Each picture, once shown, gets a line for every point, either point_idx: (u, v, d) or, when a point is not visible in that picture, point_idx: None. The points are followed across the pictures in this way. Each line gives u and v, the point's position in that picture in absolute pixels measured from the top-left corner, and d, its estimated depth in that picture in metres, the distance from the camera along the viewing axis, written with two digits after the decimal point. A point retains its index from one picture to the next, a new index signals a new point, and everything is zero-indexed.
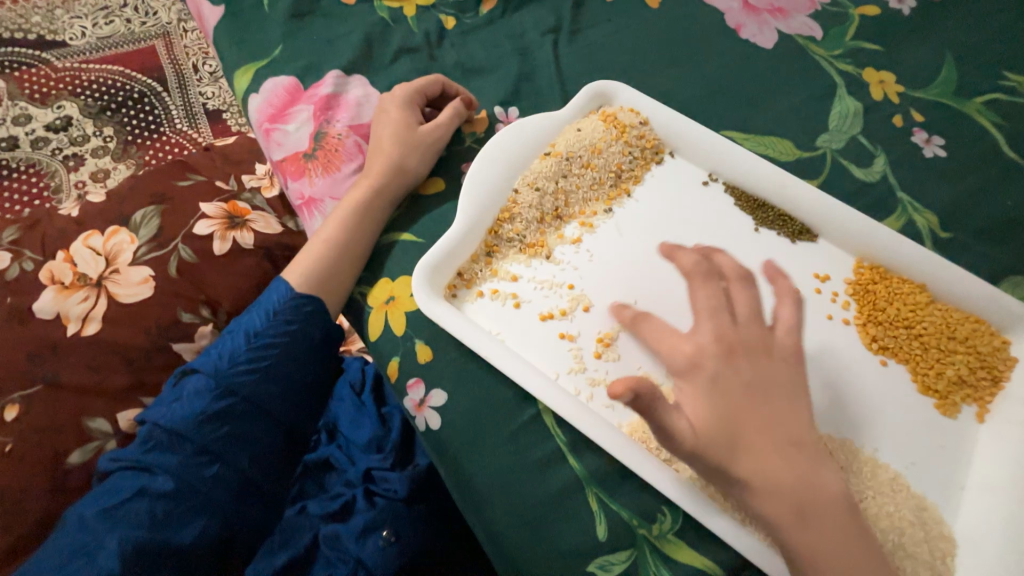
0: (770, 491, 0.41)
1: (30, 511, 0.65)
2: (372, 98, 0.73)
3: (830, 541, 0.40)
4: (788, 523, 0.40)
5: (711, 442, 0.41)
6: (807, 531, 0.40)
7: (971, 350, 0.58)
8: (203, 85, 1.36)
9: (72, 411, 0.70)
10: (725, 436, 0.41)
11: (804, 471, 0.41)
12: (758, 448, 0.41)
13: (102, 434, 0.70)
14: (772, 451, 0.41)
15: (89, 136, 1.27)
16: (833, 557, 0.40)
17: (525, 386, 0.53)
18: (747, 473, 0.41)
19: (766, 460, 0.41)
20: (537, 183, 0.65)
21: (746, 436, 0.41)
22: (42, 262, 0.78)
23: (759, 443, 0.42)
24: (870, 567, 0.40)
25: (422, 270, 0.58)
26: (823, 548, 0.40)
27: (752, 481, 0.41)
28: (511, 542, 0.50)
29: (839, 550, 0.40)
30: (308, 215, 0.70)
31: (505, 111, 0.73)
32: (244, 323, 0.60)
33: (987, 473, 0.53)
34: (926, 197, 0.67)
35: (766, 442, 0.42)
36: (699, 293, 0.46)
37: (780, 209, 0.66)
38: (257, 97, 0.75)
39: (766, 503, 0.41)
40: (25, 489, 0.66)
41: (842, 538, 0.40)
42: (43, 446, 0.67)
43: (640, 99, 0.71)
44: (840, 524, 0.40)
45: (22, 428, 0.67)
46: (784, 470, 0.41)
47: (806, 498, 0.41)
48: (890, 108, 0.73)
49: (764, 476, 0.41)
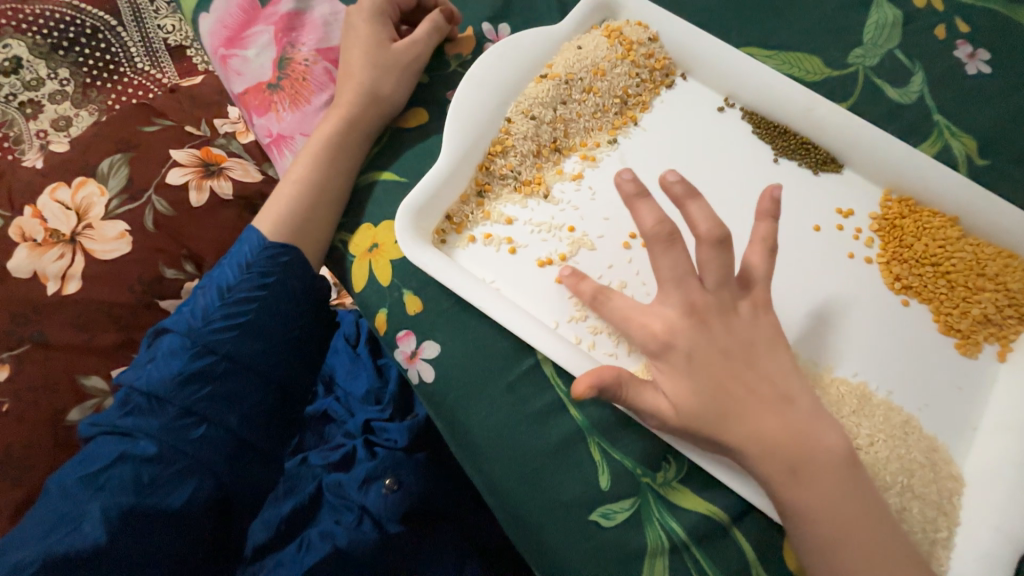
0: (763, 449, 0.39)
1: (36, 468, 0.64)
2: (341, 15, 0.63)
3: (830, 500, 0.38)
4: (783, 480, 0.39)
5: (693, 409, 0.40)
6: (799, 491, 0.38)
7: (1001, 287, 0.54)
8: (161, 17, 1.21)
9: (64, 370, 0.67)
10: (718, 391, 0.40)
11: (799, 427, 0.39)
12: (745, 407, 0.40)
13: (99, 392, 0.68)
14: (765, 409, 0.40)
15: (43, 79, 1.15)
16: (830, 515, 0.38)
17: (523, 336, 0.49)
18: (737, 435, 0.40)
19: (759, 419, 0.39)
20: (532, 111, 0.58)
21: (731, 398, 0.40)
22: (9, 218, 0.72)
23: (752, 405, 0.40)
24: (866, 526, 0.38)
25: (405, 213, 0.52)
26: (819, 507, 0.38)
27: (742, 439, 0.40)
28: (511, 494, 0.49)
29: (836, 509, 0.38)
30: (277, 154, 0.62)
31: (494, 28, 0.63)
32: (216, 278, 0.55)
33: (1003, 413, 0.50)
34: (962, 120, 0.60)
35: (755, 400, 0.40)
36: (696, 242, 0.40)
37: (804, 136, 0.59)
38: (209, 17, 0.65)
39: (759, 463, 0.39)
40: (29, 445, 0.64)
41: (844, 497, 0.38)
42: (40, 404, 0.65)
43: (651, 10, 0.62)
44: (833, 480, 0.38)
45: (12, 388, 0.65)
46: (777, 428, 0.39)
47: (797, 449, 0.39)
48: (933, 17, 0.63)
49: (757, 435, 0.39)
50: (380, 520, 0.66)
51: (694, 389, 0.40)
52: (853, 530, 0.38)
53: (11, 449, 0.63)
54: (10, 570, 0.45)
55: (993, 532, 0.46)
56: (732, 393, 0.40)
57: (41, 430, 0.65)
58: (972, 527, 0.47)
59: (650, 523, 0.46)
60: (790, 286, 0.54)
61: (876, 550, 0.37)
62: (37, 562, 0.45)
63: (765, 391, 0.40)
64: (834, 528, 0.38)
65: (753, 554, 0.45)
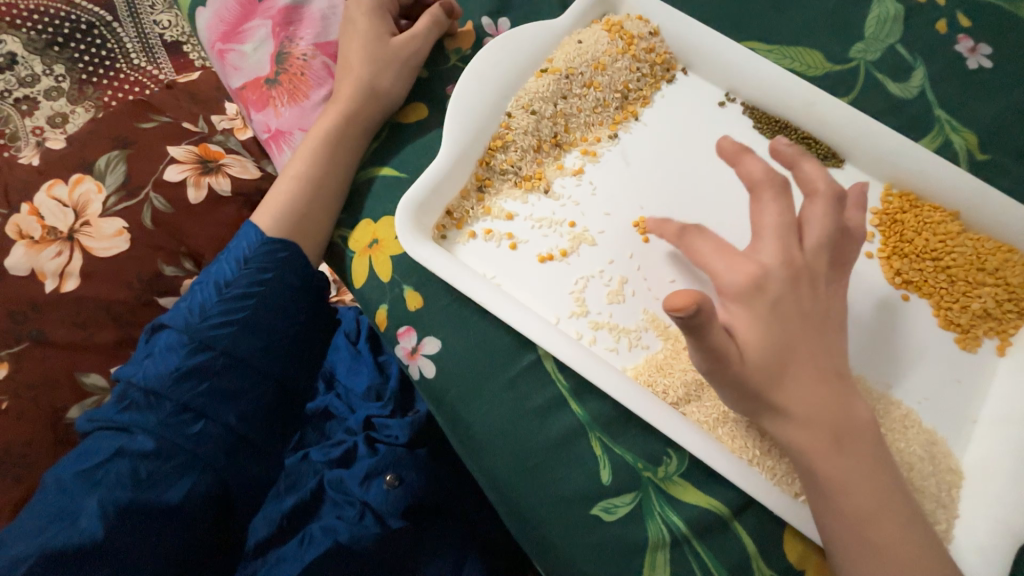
0: (808, 416, 0.39)
1: (37, 466, 0.64)
2: (339, 9, 0.63)
3: (864, 474, 0.39)
4: (822, 450, 0.39)
5: (760, 367, 0.39)
6: (836, 462, 0.39)
7: (1001, 282, 0.54)
8: (157, 13, 1.20)
9: (64, 367, 0.67)
10: (775, 362, 0.39)
11: (842, 401, 0.40)
12: (798, 375, 0.39)
13: (99, 389, 0.68)
14: (816, 379, 0.39)
15: (39, 75, 1.14)
16: (862, 489, 0.38)
17: (524, 331, 0.49)
18: (785, 402, 0.39)
19: (807, 390, 0.39)
20: (532, 105, 0.58)
21: (794, 365, 0.39)
22: (6, 215, 0.72)
23: (800, 372, 0.39)
24: (894, 501, 0.38)
25: (405, 208, 0.52)
26: (853, 479, 0.38)
27: (789, 406, 0.39)
28: (511, 489, 0.49)
29: (868, 483, 0.38)
30: (276, 150, 0.62)
31: (494, 22, 0.63)
32: (214, 273, 0.55)
33: (1002, 406, 0.51)
34: (963, 114, 0.60)
35: (808, 371, 0.39)
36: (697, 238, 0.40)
37: (805, 131, 0.59)
38: (207, 11, 0.65)
39: (801, 433, 0.40)
40: (30, 443, 0.64)
41: (878, 470, 0.39)
42: (40, 402, 0.65)
43: (652, 4, 0.62)
44: (872, 452, 0.39)
45: (11, 386, 0.65)
46: (824, 400, 0.39)
47: (844, 419, 0.39)
48: (934, 11, 0.63)
49: (806, 403, 0.39)
50: (382, 515, 0.66)
51: (768, 347, 0.38)
52: (886, 500, 0.38)
53: (12, 447, 0.63)
54: (7, 565, 0.45)
55: (990, 524, 0.46)
56: (789, 365, 0.39)
57: (41, 428, 0.65)
58: (971, 519, 0.47)
59: (651, 517, 0.46)
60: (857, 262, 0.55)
61: (903, 523, 0.38)
62: (33, 557, 0.45)
63: (817, 361, 0.40)
64: (869, 501, 0.38)
65: (753, 548, 0.45)
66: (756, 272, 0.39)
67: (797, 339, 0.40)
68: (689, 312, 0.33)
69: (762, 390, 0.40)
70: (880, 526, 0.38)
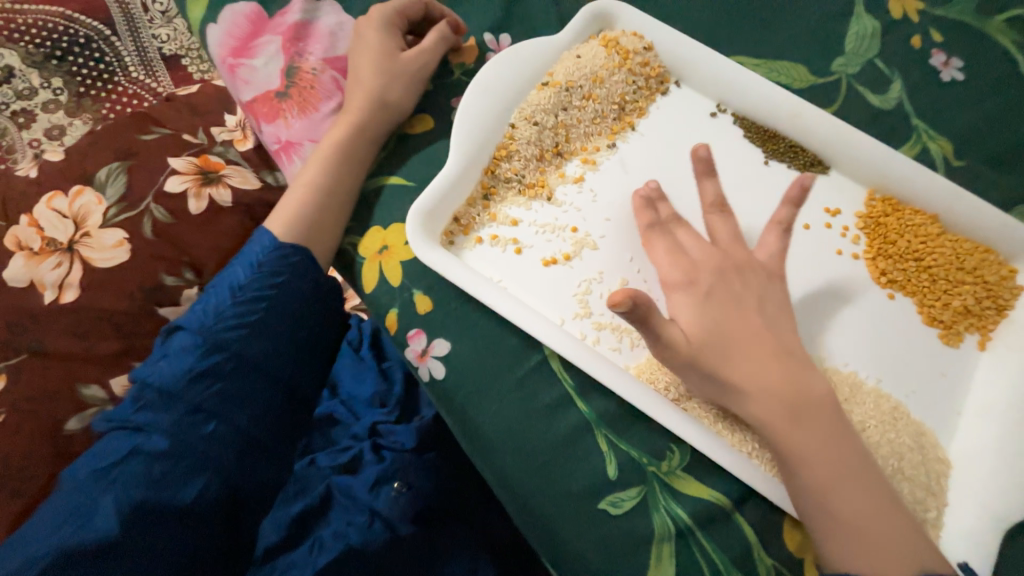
0: (761, 389, 0.43)
1: (35, 479, 0.64)
2: (348, 26, 0.65)
3: (823, 443, 0.41)
4: (779, 422, 0.42)
5: (704, 347, 0.44)
6: (794, 433, 0.42)
7: (979, 280, 0.57)
8: (155, 27, 1.22)
9: (64, 378, 0.68)
10: (718, 343, 0.44)
11: (795, 375, 0.43)
12: (749, 354, 0.44)
13: (98, 400, 0.69)
14: (766, 358, 0.44)
15: (37, 89, 1.16)
16: (820, 457, 0.41)
17: (531, 332, 0.51)
18: (741, 379, 0.43)
19: (760, 365, 0.43)
20: (535, 117, 0.60)
21: (739, 344, 0.44)
22: (6, 227, 0.72)
23: (749, 351, 0.44)
24: (855, 469, 0.41)
25: (415, 215, 0.54)
26: (812, 449, 0.41)
27: (741, 384, 0.43)
28: (521, 487, 0.50)
29: (826, 452, 0.41)
30: (287, 160, 0.63)
31: (496, 38, 0.66)
32: (228, 277, 0.56)
33: (985, 397, 0.53)
34: (939, 123, 0.64)
35: (757, 350, 0.44)
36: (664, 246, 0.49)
37: (791, 140, 0.63)
38: (216, 28, 0.67)
39: (759, 406, 0.43)
40: (27, 456, 0.65)
41: (834, 440, 0.42)
42: (39, 414, 0.66)
43: (645, 21, 0.65)
44: (833, 426, 0.42)
45: (14, 397, 0.66)
46: (775, 376, 0.43)
47: (801, 396, 0.43)
48: (909, 28, 0.66)
49: (758, 380, 0.43)
50: (390, 521, 0.67)
51: (707, 329, 0.44)
52: (844, 470, 0.41)
53: (8, 460, 0.64)
54: (25, 562, 0.46)
55: (981, 510, 0.48)
56: (736, 345, 0.44)
57: (39, 440, 0.65)
58: (960, 506, 0.49)
59: (656, 510, 0.48)
60: (831, 268, 0.58)
61: (864, 489, 0.41)
62: (50, 555, 0.46)
63: (768, 343, 0.44)
64: (829, 468, 0.41)
65: (754, 537, 0.47)
66: (688, 269, 0.48)
67: (746, 323, 0.45)
68: (627, 307, 0.39)
69: (717, 374, 0.44)
70: (839, 491, 0.40)
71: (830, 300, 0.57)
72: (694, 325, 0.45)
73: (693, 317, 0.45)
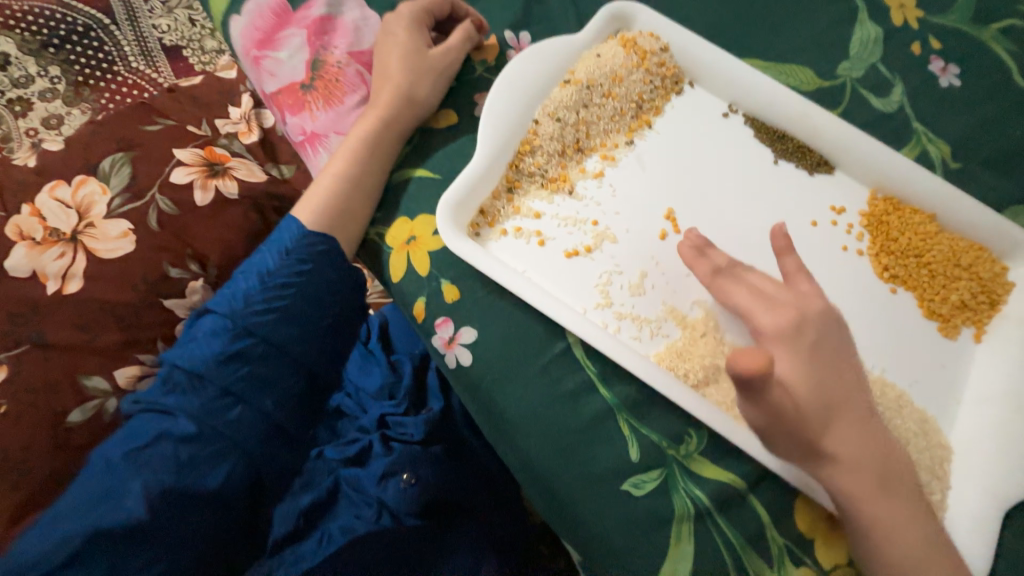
0: (854, 459, 0.43)
1: (35, 471, 0.64)
2: (371, 21, 0.66)
3: (902, 514, 0.43)
4: (869, 492, 0.42)
5: (818, 415, 0.42)
6: (882, 503, 0.42)
7: (975, 276, 0.60)
8: (156, 17, 1.21)
9: (64, 370, 0.67)
10: (824, 411, 0.42)
11: (885, 444, 0.44)
12: (853, 426, 0.43)
13: (101, 392, 0.69)
14: (867, 426, 0.44)
15: (33, 77, 1.14)
16: (901, 529, 0.42)
17: (556, 320, 0.53)
18: (836, 446, 0.42)
19: (851, 432, 0.43)
20: (557, 114, 0.62)
21: (842, 413, 0.43)
22: (4, 216, 0.71)
23: (844, 420, 0.43)
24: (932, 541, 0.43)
25: (444, 207, 0.55)
26: (896, 521, 0.42)
27: (838, 453, 0.43)
28: (545, 469, 0.52)
29: (906, 523, 0.42)
30: (311, 152, 0.65)
31: (516, 35, 0.67)
32: (257, 264, 0.57)
33: (983, 387, 0.57)
34: (938, 127, 0.67)
35: (852, 417, 0.43)
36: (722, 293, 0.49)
37: (801, 141, 0.65)
38: (241, 20, 0.68)
39: (849, 476, 0.43)
40: (27, 448, 0.64)
41: (909, 512, 0.43)
42: (39, 406, 0.65)
43: (661, 23, 0.67)
44: (913, 503, 0.43)
45: (11, 390, 0.64)
46: (874, 443, 0.43)
47: (890, 471, 0.43)
48: (909, 35, 0.70)
49: (853, 450, 0.43)
50: (397, 514, 0.67)
51: (821, 398, 0.42)
52: (921, 539, 0.42)
53: (8, 452, 0.63)
54: (55, 544, 0.46)
55: (979, 491, 0.51)
56: (835, 414, 0.43)
57: (40, 432, 0.65)
58: (960, 489, 0.52)
59: (677, 491, 0.50)
60: (843, 267, 0.61)
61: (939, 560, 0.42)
62: (83, 536, 0.46)
63: (857, 406, 0.44)
64: (905, 536, 0.42)
65: (768, 518, 0.49)
66: (793, 318, 0.45)
67: (855, 391, 0.44)
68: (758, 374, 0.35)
69: (815, 443, 0.42)
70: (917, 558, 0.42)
71: (837, 293, 0.59)
72: (803, 383, 0.42)
73: (803, 377, 0.42)
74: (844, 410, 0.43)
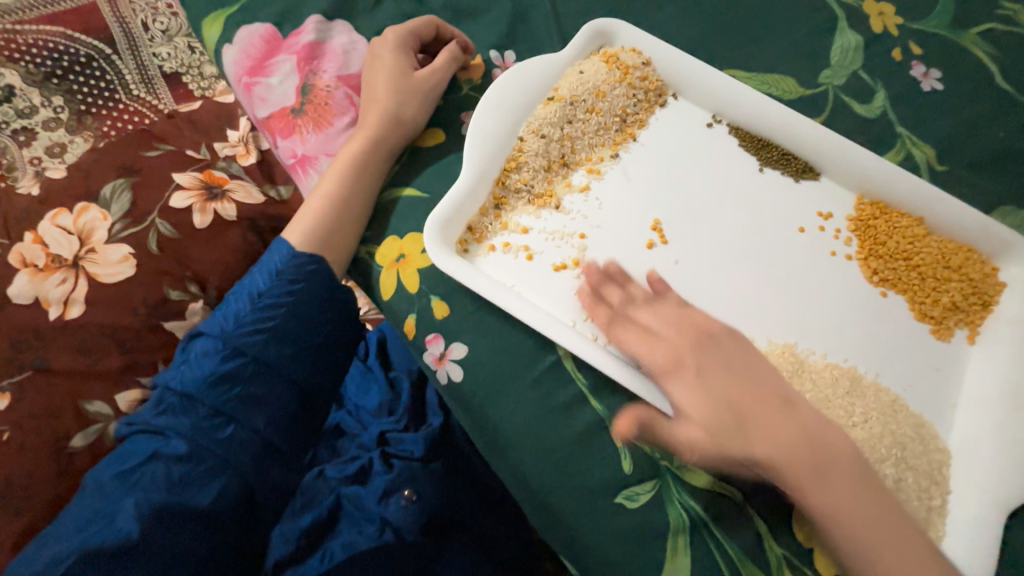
0: (813, 465, 0.44)
1: (38, 497, 0.64)
2: (359, 46, 0.68)
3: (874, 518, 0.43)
4: (834, 496, 0.44)
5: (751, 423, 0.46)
6: (852, 507, 0.43)
7: (965, 278, 0.60)
8: (156, 46, 1.24)
9: (68, 396, 0.68)
10: (760, 419, 0.46)
11: (838, 445, 0.46)
12: (801, 432, 0.45)
13: (103, 416, 0.69)
14: (807, 427, 0.46)
15: (37, 107, 1.17)
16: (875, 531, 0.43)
17: (546, 335, 0.53)
18: (788, 454, 0.45)
19: (797, 436, 0.45)
20: (542, 130, 0.63)
21: (785, 423, 0.46)
22: (8, 245, 0.73)
23: (793, 428, 0.46)
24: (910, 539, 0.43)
25: (432, 225, 0.56)
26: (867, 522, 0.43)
27: (791, 459, 0.45)
28: (539, 483, 0.52)
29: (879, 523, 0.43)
30: (302, 174, 0.66)
31: (501, 55, 0.69)
32: (248, 285, 0.58)
33: (979, 389, 0.56)
34: (922, 130, 0.67)
35: (796, 422, 0.46)
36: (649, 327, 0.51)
37: (784, 148, 0.66)
38: (232, 48, 0.69)
39: (811, 480, 0.44)
40: (30, 474, 0.64)
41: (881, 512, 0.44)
42: (44, 431, 0.66)
43: (642, 38, 0.69)
44: (880, 499, 0.44)
45: (14, 415, 0.65)
46: (816, 441, 0.46)
47: (849, 470, 0.45)
48: (890, 41, 0.71)
49: (804, 453, 0.45)
50: (399, 530, 0.67)
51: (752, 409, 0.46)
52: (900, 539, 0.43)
53: (12, 478, 0.63)
54: (48, 563, 0.47)
55: (981, 495, 0.51)
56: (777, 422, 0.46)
57: (43, 457, 0.65)
58: (960, 494, 0.52)
59: (671, 503, 0.49)
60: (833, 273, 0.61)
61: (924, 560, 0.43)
62: (70, 556, 0.47)
63: (800, 409, 0.47)
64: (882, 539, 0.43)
65: (765, 528, 0.49)
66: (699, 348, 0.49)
67: (782, 394, 0.48)
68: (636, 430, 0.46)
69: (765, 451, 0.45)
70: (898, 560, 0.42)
71: (827, 298, 0.59)
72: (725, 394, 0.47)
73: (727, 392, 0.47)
74: (791, 418, 0.46)
